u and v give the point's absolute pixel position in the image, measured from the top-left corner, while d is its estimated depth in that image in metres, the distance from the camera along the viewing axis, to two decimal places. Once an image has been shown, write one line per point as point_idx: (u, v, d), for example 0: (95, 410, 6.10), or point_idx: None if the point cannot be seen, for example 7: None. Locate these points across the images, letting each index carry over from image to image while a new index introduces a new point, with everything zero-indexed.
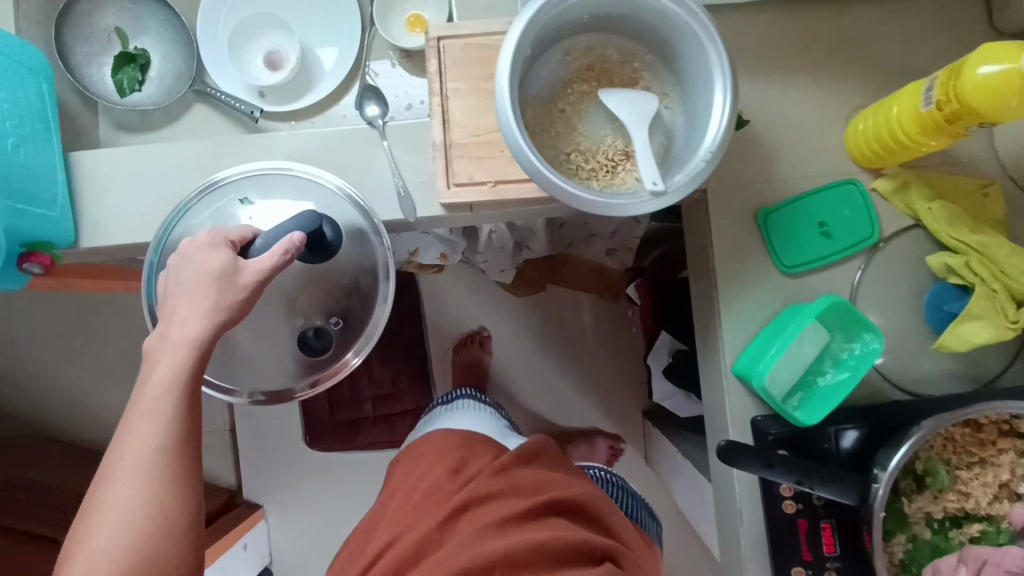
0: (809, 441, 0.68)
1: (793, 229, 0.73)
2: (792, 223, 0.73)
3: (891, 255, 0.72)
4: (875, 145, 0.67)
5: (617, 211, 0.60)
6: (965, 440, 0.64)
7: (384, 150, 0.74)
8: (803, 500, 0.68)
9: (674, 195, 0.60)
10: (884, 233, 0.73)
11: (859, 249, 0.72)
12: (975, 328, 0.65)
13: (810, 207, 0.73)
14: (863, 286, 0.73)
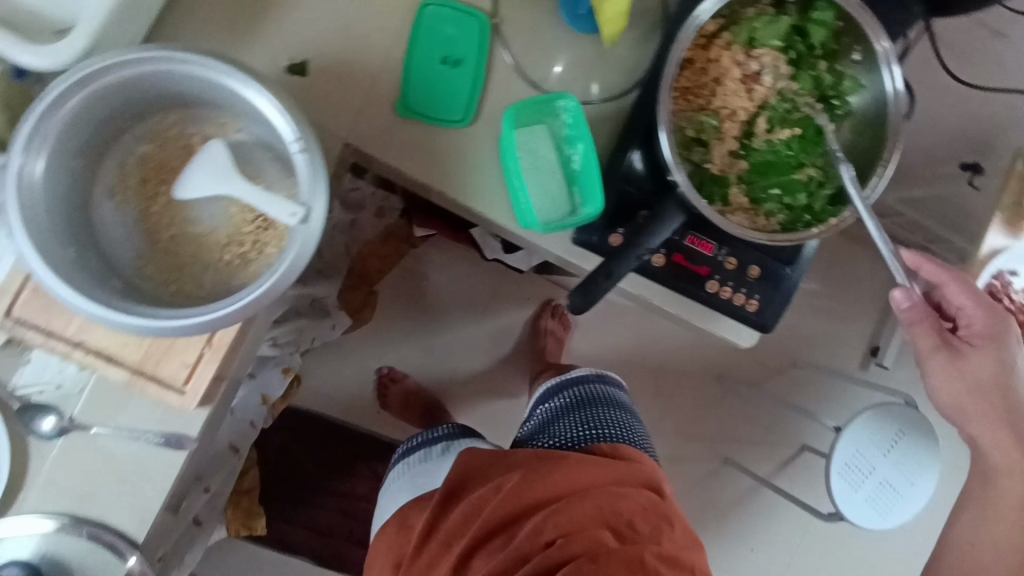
0: (626, 207, 0.68)
1: (433, 87, 0.67)
2: (426, 84, 0.67)
3: (511, 22, 0.69)
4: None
5: (298, 264, 0.52)
6: (692, 84, 0.65)
7: (104, 435, 0.63)
8: (664, 245, 0.69)
9: (318, 202, 0.53)
10: (489, 10, 0.69)
11: (490, 41, 0.68)
12: (614, 1, 0.65)
13: (422, 59, 0.67)
14: (524, 58, 0.69)
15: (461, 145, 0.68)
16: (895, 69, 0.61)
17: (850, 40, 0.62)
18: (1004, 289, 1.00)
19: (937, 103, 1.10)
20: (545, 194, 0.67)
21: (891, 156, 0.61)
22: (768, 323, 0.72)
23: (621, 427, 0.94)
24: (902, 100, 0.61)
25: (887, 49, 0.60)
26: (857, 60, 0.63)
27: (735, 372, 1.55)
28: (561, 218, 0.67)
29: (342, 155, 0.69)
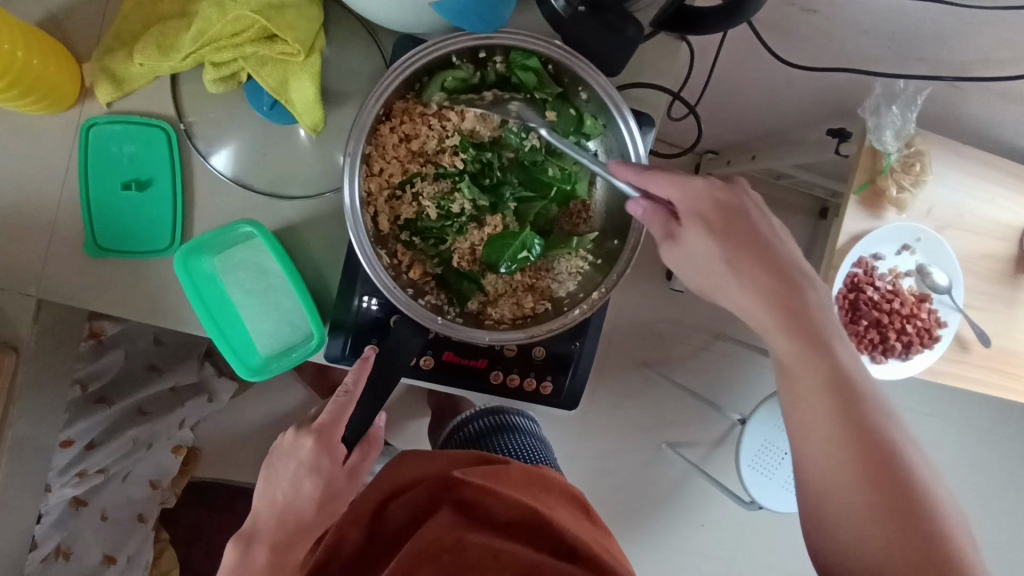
0: (370, 325, 0.60)
1: (127, 217, 0.59)
2: (118, 215, 0.58)
3: (206, 128, 0.60)
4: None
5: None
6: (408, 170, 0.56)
7: None
8: (429, 346, 0.63)
9: None
10: (174, 113, 0.59)
11: (185, 147, 0.59)
12: (301, 88, 0.55)
13: (105, 187, 0.58)
14: (232, 157, 0.60)
15: (171, 278, 0.60)
16: (627, 118, 0.53)
17: (570, 80, 0.54)
18: (867, 275, 0.92)
19: (782, 83, 0.96)
20: (261, 330, 0.59)
21: None
22: (571, 402, 0.65)
23: (527, 454, 0.87)
24: (638, 148, 0.53)
25: (605, 86, 0.52)
26: (586, 99, 0.55)
27: (658, 357, 1.28)
28: (272, 359, 0.59)
29: (46, 309, 0.61)
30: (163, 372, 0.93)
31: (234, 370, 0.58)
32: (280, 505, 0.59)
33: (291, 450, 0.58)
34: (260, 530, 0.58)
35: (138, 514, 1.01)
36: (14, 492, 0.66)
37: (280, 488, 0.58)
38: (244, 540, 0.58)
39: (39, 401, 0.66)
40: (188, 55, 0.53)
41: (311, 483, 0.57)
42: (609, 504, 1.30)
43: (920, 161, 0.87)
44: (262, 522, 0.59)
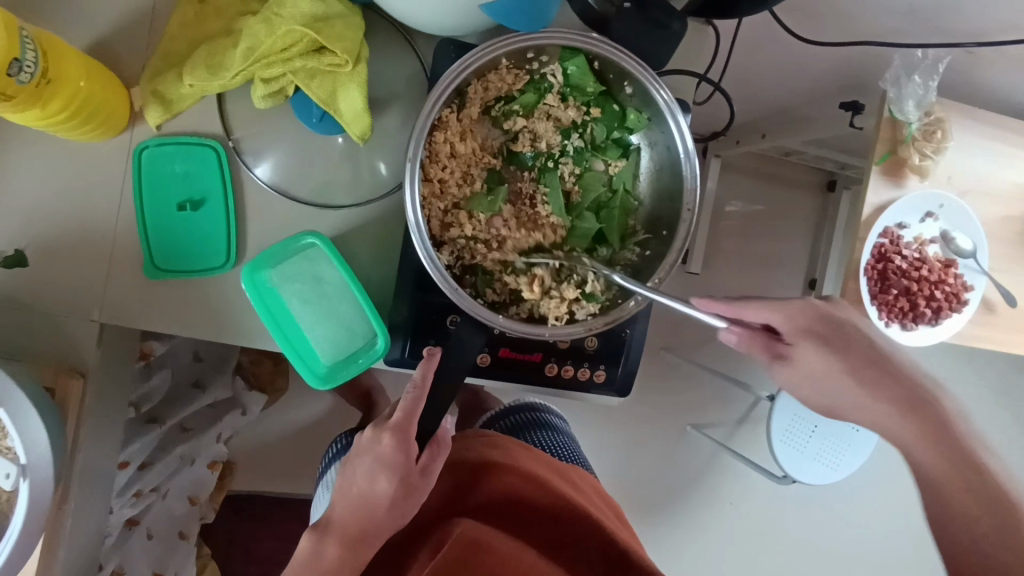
0: (428, 324, 0.61)
1: (184, 235, 0.59)
2: (175, 234, 0.59)
3: (252, 143, 0.60)
4: (39, 124, 0.51)
5: (35, 505, 0.51)
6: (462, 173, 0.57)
7: None
8: (486, 343, 0.64)
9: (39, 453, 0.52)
10: (222, 131, 0.60)
11: (234, 164, 0.60)
12: (350, 99, 0.56)
13: (159, 207, 0.59)
14: (280, 171, 0.61)
15: (228, 292, 0.60)
16: (674, 109, 0.54)
17: (616, 76, 0.56)
18: (894, 244, 0.92)
19: (798, 60, 0.96)
20: (323, 339, 0.60)
21: (689, 201, 0.55)
22: (625, 389, 0.67)
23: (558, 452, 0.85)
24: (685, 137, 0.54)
25: (654, 81, 0.53)
26: (631, 94, 0.57)
27: (680, 340, 1.27)
28: (338, 367, 0.60)
29: (107, 332, 0.61)
30: (206, 387, 0.93)
31: (304, 379, 0.60)
32: (356, 498, 0.59)
33: (369, 444, 0.58)
34: (334, 525, 0.60)
35: (178, 530, 1.02)
36: (81, 518, 0.66)
37: (357, 480, 0.59)
38: (319, 532, 0.60)
39: (100, 425, 0.66)
40: (238, 73, 0.54)
41: (386, 478, 0.58)
42: (639, 490, 1.28)
43: (941, 129, 0.88)
44: (337, 513, 0.60)
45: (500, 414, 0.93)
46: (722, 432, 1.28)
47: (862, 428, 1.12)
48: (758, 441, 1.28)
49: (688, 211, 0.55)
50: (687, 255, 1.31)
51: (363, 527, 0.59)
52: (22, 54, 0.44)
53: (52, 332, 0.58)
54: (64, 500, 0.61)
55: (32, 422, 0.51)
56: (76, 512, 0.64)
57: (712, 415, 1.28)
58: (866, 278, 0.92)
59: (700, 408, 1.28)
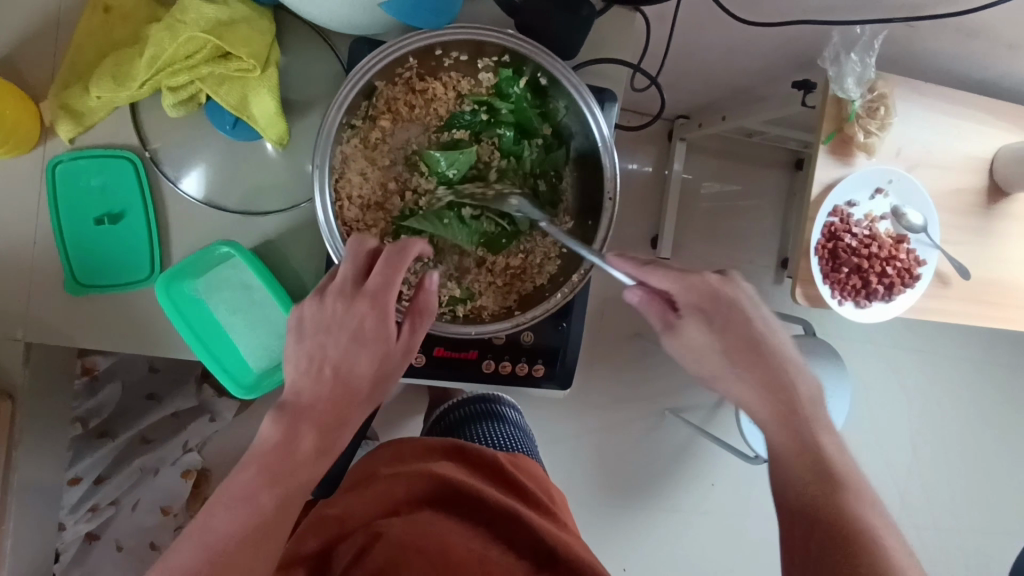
0: None
1: (104, 251, 0.59)
2: (94, 249, 0.58)
3: (166, 154, 0.60)
4: None
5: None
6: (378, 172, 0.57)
7: None
8: (420, 344, 0.63)
9: None
10: (137, 141, 0.59)
11: (153, 175, 0.59)
12: (262, 103, 0.55)
13: (77, 223, 0.58)
14: (199, 179, 0.60)
15: (152, 305, 0.60)
16: (588, 99, 0.54)
17: (527, 68, 0.56)
18: (844, 223, 0.92)
19: (746, 39, 0.95)
20: (252, 348, 0.60)
21: (608, 190, 0.55)
22: (566, 381, 0.66)
23: (505, 441, 0.86)
24: (600, 125, 0.54)
25: (564, 71, 0.53)
26: (546, 85, 0.56)
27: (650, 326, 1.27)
28: (265, 376, 0.60)
29: (33, 352, 0.61)
30: (162, 399, 0.94)
31: (229, 391, 0.59)
32: (332, 370, 0.49)
33: (336, 325, 0.49)
34: (310, 406, 0.48)
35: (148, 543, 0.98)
36: (25, 538, 0.66)
37: (334, 344, 0.49)
38: (288, 416, 0.47)
39: (36, 444, 0.65)
40: (144, 81, 0.53)
41: (368, 350, 0.50)
42: (615, 475, 1.28)
43: (883, 104, 0.88)
44: (302, 398, 0.48)
45: (451, 406, 0.95)
46: (700, 416, 1.29)
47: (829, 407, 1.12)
48: (730, 422, 1.29)
49: (608, 200, 0.55)
50: (656, 240, 1.30)
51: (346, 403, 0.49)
52: None
53: None
54: (1, 521, 0.61)
55: None
56: (16, 531, 0.64)
57: (685, 396, 1.29)
58: (817, 256, 0.92)
59: (672, 392, 1.29)
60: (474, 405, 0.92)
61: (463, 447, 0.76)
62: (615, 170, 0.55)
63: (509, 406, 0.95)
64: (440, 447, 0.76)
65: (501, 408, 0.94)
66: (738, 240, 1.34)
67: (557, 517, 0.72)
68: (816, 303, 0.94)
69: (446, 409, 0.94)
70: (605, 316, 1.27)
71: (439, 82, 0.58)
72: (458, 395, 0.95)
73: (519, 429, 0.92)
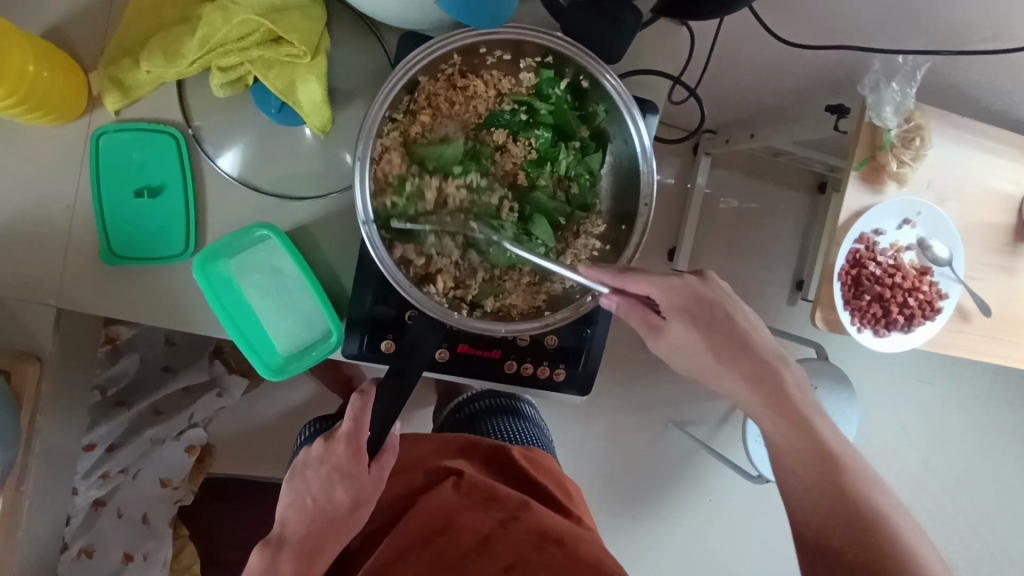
0: (385, 318, 0.61)
1: (141, 225, 0.59)
2: (132, 222, 0.59)
3: (208, 132, 0.60)
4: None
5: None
6: (416, 165, 0.57)
7: None
8: (444, 339, 0.64)
9: None
10: (181, 118, 0.60)
11: (194, 152, 0.60)
12: (308, 90, 0.56)
13: (116, 195, 0.59)
14: (239, 159, 0.61)
15: (184, 281, 0.60)
16: (630, 104, 0.54)
17: (571, 71, 0.56)
18: (869, 252, 0.92)
19: (784, 58, 0.94)
20: (279, 331, 0.61)
21: (645, 196, 0.55)
22: (585, 387, 0.66)
23: (519, 437, 0.86)
24: (641, 130, 0.54)
25: (607, 74, 0.54)
26: (588, 88, 0.57)
27: None
28: (291, 359, 0.61)
29: (64, 320, 0.61)
30: (177, 372, 0.95)
31: (257, 371, 0.60)
32: (308, 511, 0.65)
33: (321, 457, 0.63)
34: (291, 538, 0.64)
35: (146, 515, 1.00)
36: (41, 500, 0.67)
37: (309, 493, 0.65)
38: (272, 549, 0.64)
39: (59, 410, 0.66)
40: (194, 60, 0.54)
41: (343, 488, 0.63)
42: (616, 482, 1.29)
43: (919, 134, 0.87)
44: (291, 528, 0.65)
45: (465, 401, 0.95)
46: (704, 431, 1.29)
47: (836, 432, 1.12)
48: (737, 440, 1.29)
49: (645, 206, 0.55)
50: (675, 252, 1.30)
51: (318, 538, 0.64)
52: None
53: (10, 317, 0.58)
54: (20, 483, 0.62)
55: None
56: (33, 494, 0.65)
57: (692, 410, 1.29)
58: (839, 282, 0.92)
59: (678, 404, 1.28)
60: (489, 399, 0.93)
61: (476, 441, 0.78)
62: (652, 177, 0.55)
63: (524, 402, 0.95)
64: (458, 442, 0.78)
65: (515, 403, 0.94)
66: (757, 258, 1.33)
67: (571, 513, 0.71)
68: (835, 328, 0.94)
69: (460, 404, 0.94)
70: (618, 324, 1.26)
71: (481, 79, 0.58)
72: (473, 389, 0.96)
73: (533, 425, 0.92)
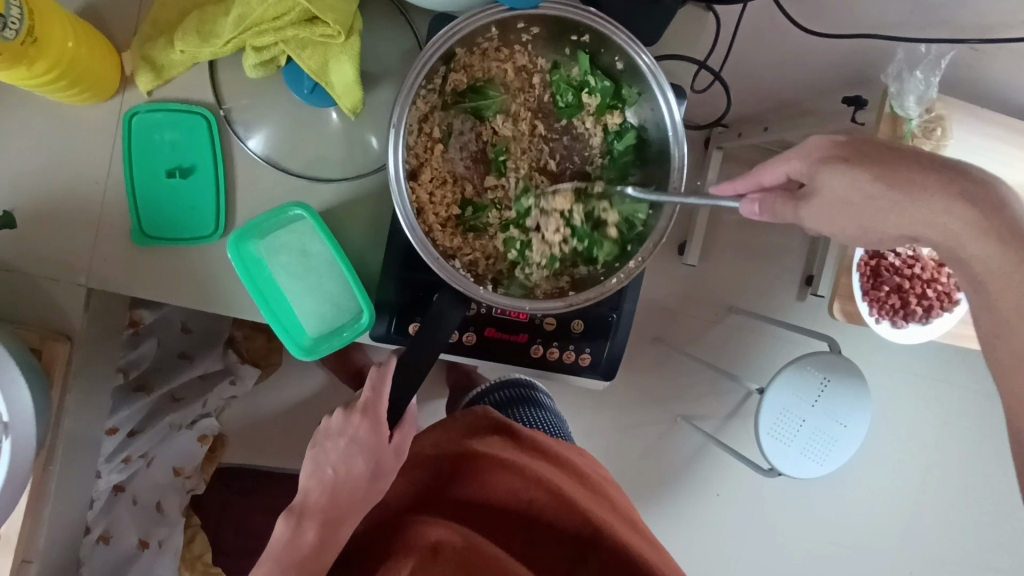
0: (414, 301, 0.61)
1: (172, 204, 0.59)
2: (163, 202, 0.59)
3: (238, 114, 0.60)
4: (29, 84, 0.51)
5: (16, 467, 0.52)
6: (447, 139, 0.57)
7: None
8: (470, 322, 0.64)
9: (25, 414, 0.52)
10: (213, 99, 0.60)
11: (225, 133, 0.60)
12: (341, 71, 0.56)
13: (148, 174, 0.59)
14: (269, 141, 0.61)
15: (213, 262, 0.60)
16: (664, 83, 0.54)
17: (606, 49, 0.56)
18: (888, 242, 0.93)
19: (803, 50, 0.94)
20: (308, 312, 0.61)
21: (676, 176, 0.55)
22: (610, 371, 0.66)
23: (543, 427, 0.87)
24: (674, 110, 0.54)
25: (640, 51, 0.53)
26: (622, 68, 0.57)
27: (673, 332, 1.25)
28: (320, 340, 0.61)
29: (94, 300, 0.62)
30: (193, 359, 0.95)
31: (288, 351, 0.60)
32: (330, 482, 0.65)
33: (341, 428, 0.65)
34: (310, 507, 0.64)
35: (158, 502, 1.00)
36: (65, 482, 0.67)
37: (330, 464, 0.65)
38: (295, 516, 0.64)
39: (86, 392, 0.66)
40: (228, 40, 0.54)
41: (362, 460, 0.64)
42: (625, 473, 1.28)
43: (939, 125, 0.87)
44: (312, 498, 0.65)
45: (486, 396, 0.95)
46: (715, 426, 1.27)
47: (849, 424, 1.13)
48: (748, 434, 1.26)
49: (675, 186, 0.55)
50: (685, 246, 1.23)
51: (339, 507, 0.64)
52: (7, 10, 0.44)
53: (40, 296, 0.58)
54: (49, 463, 0.62)
55: (18, 386, 0.52)
56: (59, 474, 0.65)
57: (700, 403, 1.27)
58: (859, 273, 0.92)
59: (688, 398, 1.27)
60: (512, 391, 0.93)
61: (517, 431, 0.76)
62: (683, 158, 0.55)
63: (544, 394, 0.95)
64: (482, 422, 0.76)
65: (538, 396, 0.95)
66: None
67: (601, 495, 0.75)
68: (853, 319, 0.93)
69: (481, 399, 0.93)
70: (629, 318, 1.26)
71: (514, 53, 0.58)
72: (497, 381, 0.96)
73: (555, 417, 0.92)
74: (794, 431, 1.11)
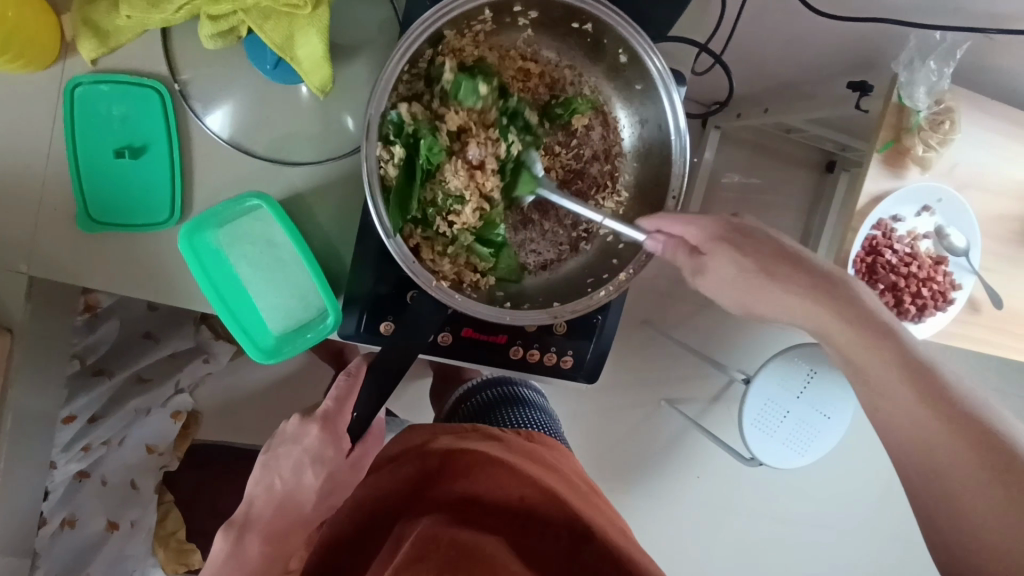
0: (381, 305, 0.57)
1: (120, 187, 0.54)
2: (111, 184, 0.54)
3: (196, 88, 0.55)
4: None
5: None
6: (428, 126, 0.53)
7: None
8: (447, 322, 0.60)
9: None
10: (167, 71, 0.54)
11: (181, 109, 0.55)
12: (309, 45, 0.51)
13: (93, 151, 0.53)
14: (230, 119, 0.55)
15: (168, 252, 0.56)
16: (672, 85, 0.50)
17: (610, 40, 0.51)
18: (886, 238, 0.88)
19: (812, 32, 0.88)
20: (271, 308, 0.56)
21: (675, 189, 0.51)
22: (594, 374, 0.63)
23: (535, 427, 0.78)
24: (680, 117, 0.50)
25: (650, 51, 0.48)
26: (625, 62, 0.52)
27: (660, 317, 1.22)
28: (285, 340, 0.57)
29: (37, 286, 0.57)
30: (159, 339, 0.91)
31: (248, 352, 0.56)
32: (278, 494, 0.64)
33: (295, 436, 0.63)
34: (255, 520, 0.63)
35: (132, 480, 0.97)
36: (13, 475, 0.63)
37: (279, 474, 0.64)
38: (235, 532, 0.63)
39: (35, 382, 0.62)
40: (180, 5, 0.48)
41: (312, 473, 0.62)
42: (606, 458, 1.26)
43: (948, 118, 0.84)
44: (256, 509, 0.64)
45: (472, 390, 0.87)
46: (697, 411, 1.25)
47: (833, 416, 1.11)
48: (730, 421, 1.25)
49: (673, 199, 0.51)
50: None
51: (288, 523, 0.63)
52: None
53: None
54: None
55: None
56: (5, 468, 0.61)
57: (683, 388, 1.24)
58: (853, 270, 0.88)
59: (672, 383, 1.24)
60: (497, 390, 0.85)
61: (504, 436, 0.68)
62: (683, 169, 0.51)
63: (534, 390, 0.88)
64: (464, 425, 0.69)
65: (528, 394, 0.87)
66: None
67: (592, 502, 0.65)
68: None
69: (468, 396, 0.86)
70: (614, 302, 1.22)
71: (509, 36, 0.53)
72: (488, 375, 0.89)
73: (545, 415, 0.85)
74: (778, 421, 1.09)
